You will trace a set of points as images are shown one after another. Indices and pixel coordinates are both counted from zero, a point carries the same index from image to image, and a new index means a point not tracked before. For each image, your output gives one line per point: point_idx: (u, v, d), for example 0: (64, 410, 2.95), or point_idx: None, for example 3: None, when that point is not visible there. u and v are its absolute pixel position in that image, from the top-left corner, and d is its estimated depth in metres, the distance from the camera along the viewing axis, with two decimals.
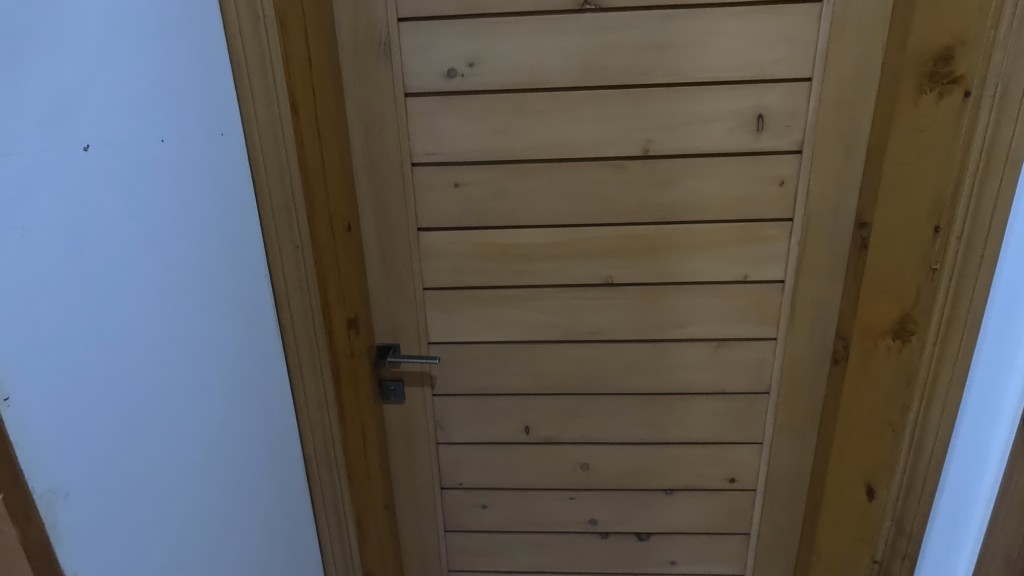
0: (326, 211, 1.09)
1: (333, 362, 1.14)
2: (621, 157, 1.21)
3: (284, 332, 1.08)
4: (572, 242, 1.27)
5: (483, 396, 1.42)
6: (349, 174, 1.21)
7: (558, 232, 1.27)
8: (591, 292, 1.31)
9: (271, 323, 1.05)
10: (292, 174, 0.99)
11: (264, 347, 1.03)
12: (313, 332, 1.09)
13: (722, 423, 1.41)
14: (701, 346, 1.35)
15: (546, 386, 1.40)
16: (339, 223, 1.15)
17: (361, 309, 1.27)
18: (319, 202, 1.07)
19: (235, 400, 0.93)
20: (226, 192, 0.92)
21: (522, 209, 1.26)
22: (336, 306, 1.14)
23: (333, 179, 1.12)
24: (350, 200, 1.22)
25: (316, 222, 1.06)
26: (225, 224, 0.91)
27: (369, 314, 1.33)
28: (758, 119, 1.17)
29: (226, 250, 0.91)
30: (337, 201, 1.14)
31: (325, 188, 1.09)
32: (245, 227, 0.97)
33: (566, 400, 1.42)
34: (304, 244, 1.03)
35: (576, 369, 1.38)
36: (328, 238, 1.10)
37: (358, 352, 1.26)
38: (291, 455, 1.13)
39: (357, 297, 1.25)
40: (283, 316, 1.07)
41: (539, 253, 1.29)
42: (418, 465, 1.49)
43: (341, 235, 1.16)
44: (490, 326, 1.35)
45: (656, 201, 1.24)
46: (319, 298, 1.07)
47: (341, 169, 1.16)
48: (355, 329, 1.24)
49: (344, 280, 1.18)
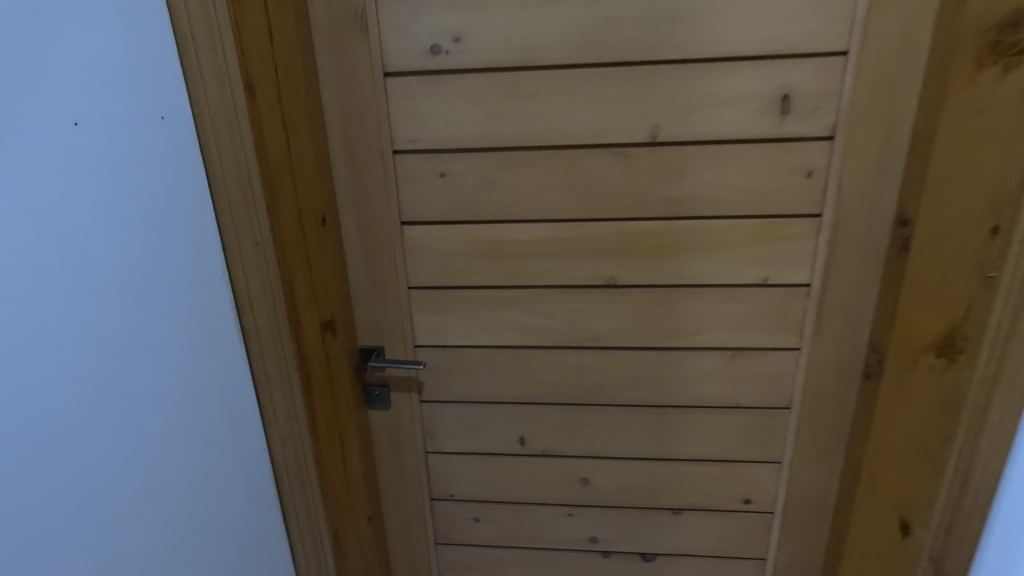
0: (294, 204, 0.99)
1: (304, 369, 1.04)
2: (625, 144, 1.08)
3: (248, 337, 0.98)
4: (571, 239, 1.15)
5: (475, 404, 1.32)
6: (324, 163, 1.11)
7: (554, 228, 1.14)
8: (591, 295, 1.19)
9: (232, 328, 0.96)
10: (250, 163, 0.89)
11: (223, 354, 0.94)
12: (279, 336, 0.99)
13: (736, 439, 1.28)
14: (714, 355, 1.21)
15: (543, 395, 1.29)
16: (310, 217, 1.04)
17: (340, 310, 1.17)
18: (285, 194, 0.96)
19: (181, 416, 0.84)
20: (171, 184, 0.82)
21: (514, 203, 1.13)
22: (308, 308, 1.04)
23: (302, 169, 1.02)
24: (326, 192, 1.11)
25: (280, 216, 0.95)
26: (169, 220, 0.81)
27: (350, 315, 1.23)
28: (784, 100, 1.02)
29: (171, 250, 0.82)
30: (309, 193, 1.04)
31: (292, 179, 0.98)
32: (196, 223, 0.87)
33: (565, 411, 1.30)
34: (266, 241, 0.93)
35: (576, 378, 1.26)
36: (296, 234, 1.00)
37: (336, 357, 1.16)
38: (258, 468, 1.05)
39: (335, 297, 1.15)
40: (245, 320, 0.97)
41: (534, 252, 1.16)
42: (407, 474, 1.40)
43: (313, 230, 1.05)
44: (481, 329, 1.24)
45: (665, 193, 1.10)
46: (285, 301, 0.98)
47: (313, 157, 1.06)
48: (332, 332, 1.14)
49: (318, 279, 1.08)
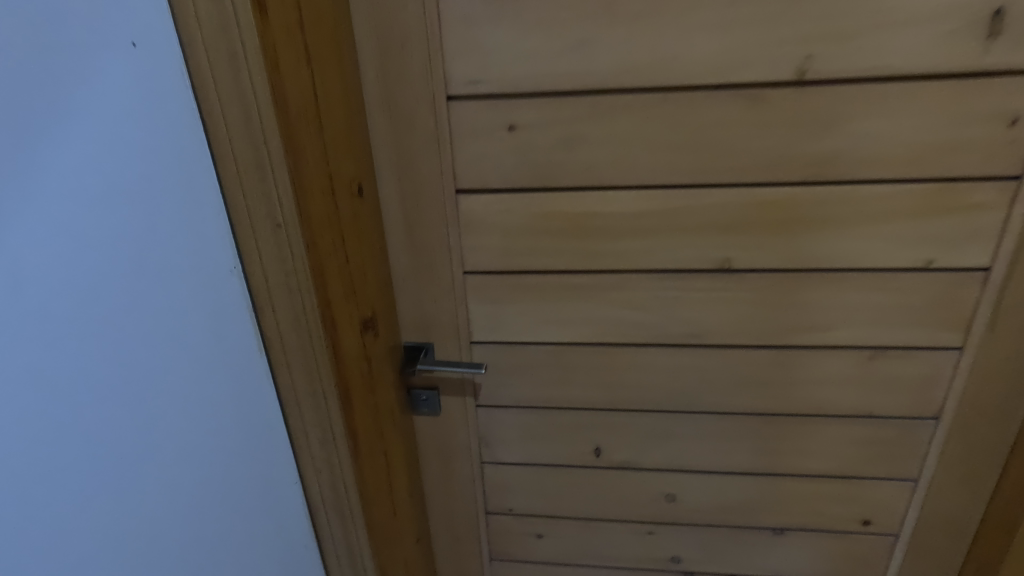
0: (323, 171, 0.73)
1: (343, 386, 0.81)
2: (760, 83, 0.80)
3: (270, 347, 0.76)
4: (675, 212, 0.89)
5: (542, 410, 1.09)
6: (356, 114, 0.84)
7: (655, 197, 0.88)
8: (697, 282, 0.94)
9: (250, 338, 0.73)
10: (262, 116, 0.64)
11: (242, 372, 0.72)
12: (310, 346, 0.76)
13: (862, 454, 1.05)
14: (848, 356, 0.97)
15: (626, 401, 1.06)
16: (343, 187, 0.79)
17: (381, 304, 0.93)
18: (313, 159, 0.71)
19: (189, 462, 0.64)
20: (160, 146, 0.58)
21: (604, 165, 0.87)
22: (345, 308, 0.80)
23: (330, 122, 0.75)
24: (361, 154, 0.85)
25: (308, 188, 0.70)
26: (159, 199, 0.58)
27: (391, 308, 0.99)
28: (995, 17, 0.73)
29: (165, 243, 0.59)
30: (342, 155, 0.78)
31: (320, 137, 0.73)
32: (196, 201, 0.63)
33: (651, 419, 1.07)
34: (289, 224, 0.69)
35: (669, 382, 1.03)
36: (328, 212, 0.75)
37: (378, 363, 0.93)
38: (288, 503, 0.84)
39: (376, 288, 0.91)
40: (266, 327, 0.74)
41: (625, 228, 0.91)
42: (458, 487, 1.19)
43: (348, 204, 0.80)
44: (554, 323, 1.00)
45: (808, 150, 0.83)
46: (316, 301, 0.73)
47: (343, 107, 0.80)
48: (373, 333, 0.91)
49: (356, 268, 0.83)
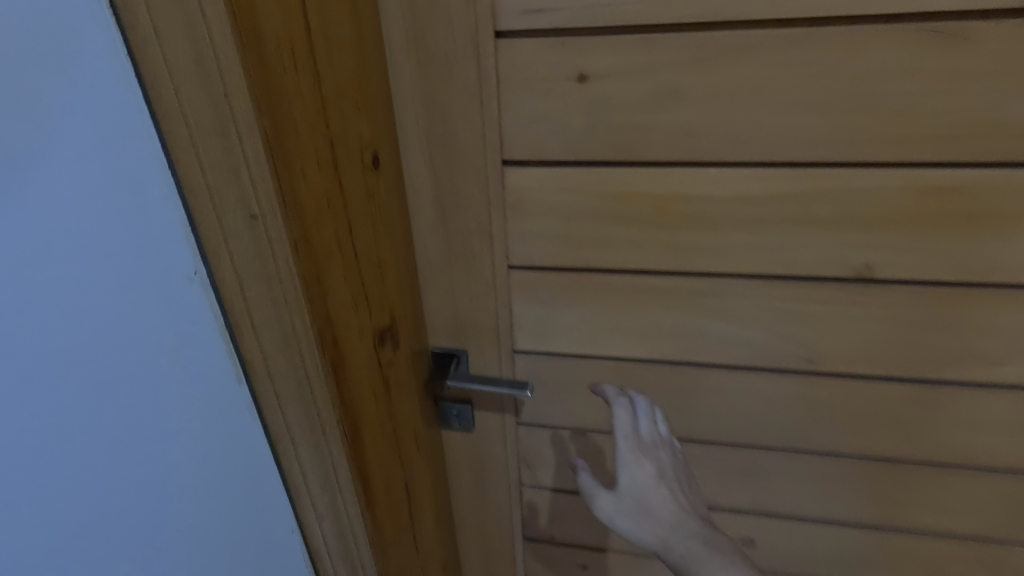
0: (320, 138, 0.51)
1: (350, 424, 0.62)
2: (957, 13, 0.54)
3: (252, 375, 0.57)
4: (802, 198, 0.65)
5: (598, 434, 0.89)
6: (371, 56, 0.61)
7: (776, 178, 0.64)
8: (820, 293, 0.70)
9: (227, 367, 0.55)
10: (220, 55, 0.42)
11: (214, 413, 0.55)
12: (304, 374, 0.56)
13: (1013, 514, 0.82)
14: (1018, 396, 0.72)
15: (705, 431, 0.85)
16: (351, 158, 0.57)
17: (401, 307, 0.73)
18: (301, 119, 0.49)
19: (119, 540, 0.48)
20: (60, 104, 0.38)
21: (708, 132, 0.63)
22: (354, 321, 0.60)
23: (329, 66, 0.53)
24: (377, 113, 0.63)
25: (296, 163, 0.48)
26: (56, 186, 0.39)
27: (416, 309, 0.79)
28: None
29: (69, 249, 0.41)
30: (347, 114, 0.56)
31: (314, 87, 0.50)
32: (132, 187, 0.44)
33: (736, 454, 0.86)
34: (268, 216, 0.48)
35: (764, 413, 0.81)
36: (327, 194, 0.53)
37: (398, 381, 0.74)
38: (283, 557, 0.68)
39: (396, 288, 0.71)
40: (245, 352, 0.55)
41: (729, 219, 0.67)
42: (492, 511, 1.01)
43: (356, 182, 0.58)
44: (621, 334, 0.79)
45: (1015, 115, 0.57)
46: (311, 317, 0.53)
47: (351, 45, 0.57)
48: (392, 346, 0.71)
49: (368, 267, 0.63)
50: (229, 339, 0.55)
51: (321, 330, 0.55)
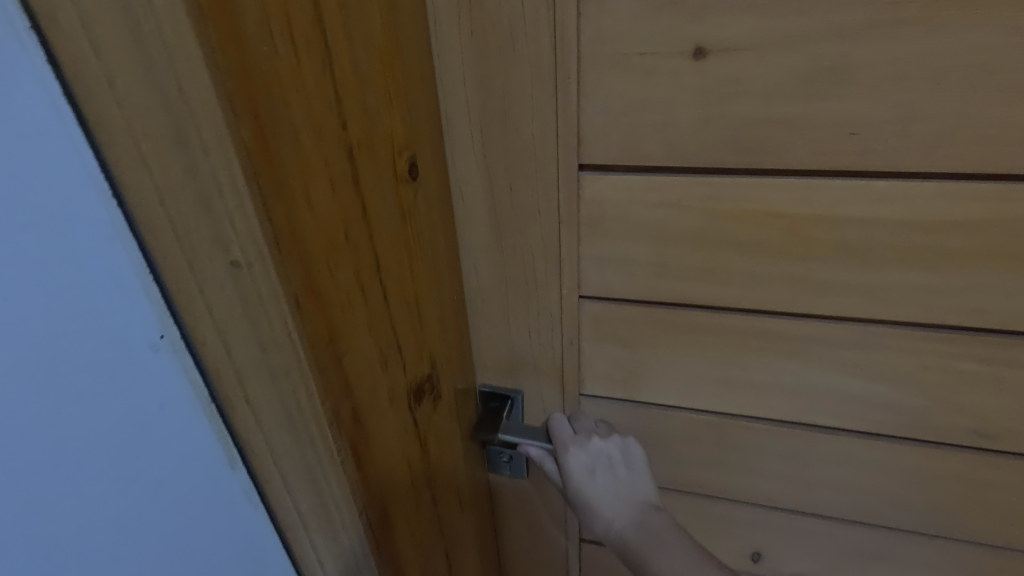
0: (330, 146, 0.37)
1: (377, 512, 0.48)
2: None
3: (258, 474, 0.40)
4: (1013, 226, 0.45)
5: (679, 495, 0.72)
6: (409, 27, 0.45)
7: (977, 197, 0.45)
8: (1013, 351, 0.51)
9: (215, 451, 0.38)
10: (163, 28, 0.26)
11: (200, 516, 0.38)
12: (316, 466, 0.41)
13: None
14: None
15: (819, 504, 0.67)
16: (379, 169, 0.42)
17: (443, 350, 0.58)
18: (298, 121, 0.34)
19: None
20: None
21: (881, 130, 0.44)
22: (380, 380, 0.46)
23: (347, 43, 0.37)
24: (414, 101, 0.46)
25: (290, 187, 0.34)
26: None
27: (461, 345, 0.63)
28: None
29: None
30: (374, 108, 0.41)
31: (321, 75, 0.35)
32: (30, 214, 0.27)
33: (859, 534, 0.68)
34: (256, 264, 0.33)
35: (905, 492, 0.62)
36: (343, 223, 0.39)
37: (438, 438, 0.59)
38: None
39: (436, 326, 0.55)
40: (243, 437, 0.38)
41: (892, 248, 0.49)
42: (544, 567, 0.86)
43: (385, 200, 0.43)
44: (722, 384, 0.62)
45: None
46: (323, 392, 0.39)
47: (380, 12, 0.40)
48: (431, 399, 0.56)
49: (401, 309, 0.48)
50: (220, 421, 0.37)
51: (335, 406, 0.41)
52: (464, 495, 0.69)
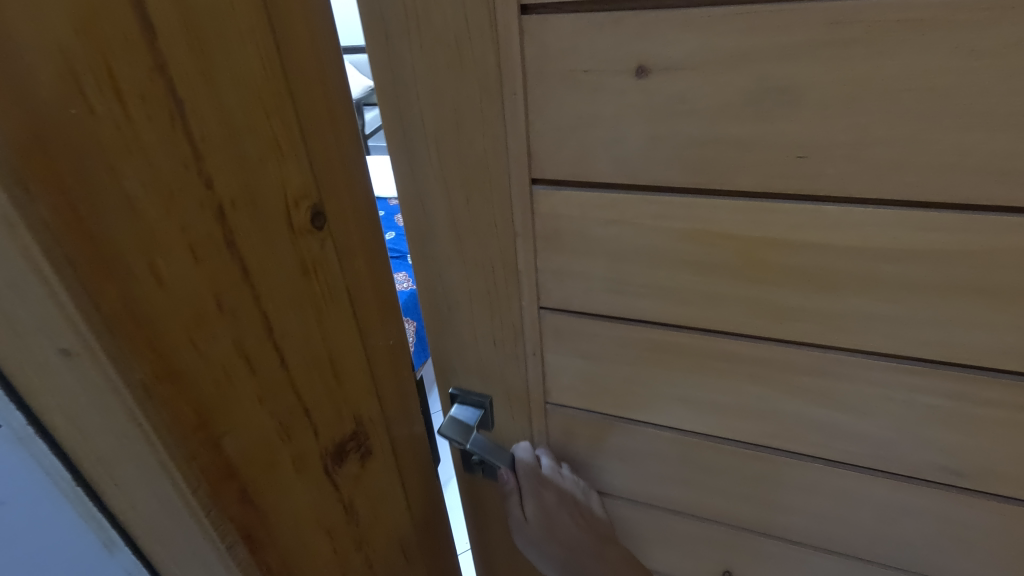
0: (182, 210, 0.33)
1: None
2: None
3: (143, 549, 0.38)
4: (978, 259, 0.42)
5: (648, 509, 0.72)
6: (305, 60, 0.40)
7: (937, 226, 0.42)
8: (984, 388, 0.47)
9: (87, 533, 0.37)
10: None
11: None
12: (197, 549, 0.38)
13: None
14: None
15: (789, 531, 0.65)
16: (262, 230, 0.39)
17: (382, 401, 0.54)
18: (132, 188, 0.31)
19: None
20: None
21: (832, 153, 0.42)
22: (283, 450, 0.43)
23: (206, 90, 0.34)
24: (315, 145, 0.42)
25: (124, 262, 0.31)
26: None
27: (405, 396, 0.58)
28: None
29: None
30: (258, 165, 0.38)
31: (165, 134, 0.32)
32: None
33: (831, 564, 0.65)
34: (86, 349, 0.30)
35: (876, 524, 0.60)
36: (212, 294, 0.36)
37: (378, 497, 0.56)
38: None
39: (368, 383, 0.52)
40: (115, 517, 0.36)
41: (851, 276, 0.46)
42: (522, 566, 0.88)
43: (270, 262, 0.40)
44: (685, 402, 0.60)
45: None
46: (195, 477, 0.36)
47: (263, 53, 0.37)
48: (360, 459, 0.52)
49: (310, 375, 0.44)
50: (90, 509, 0.36)
51: (217, 489, 0.37)
52: (432, 525, 0.68)
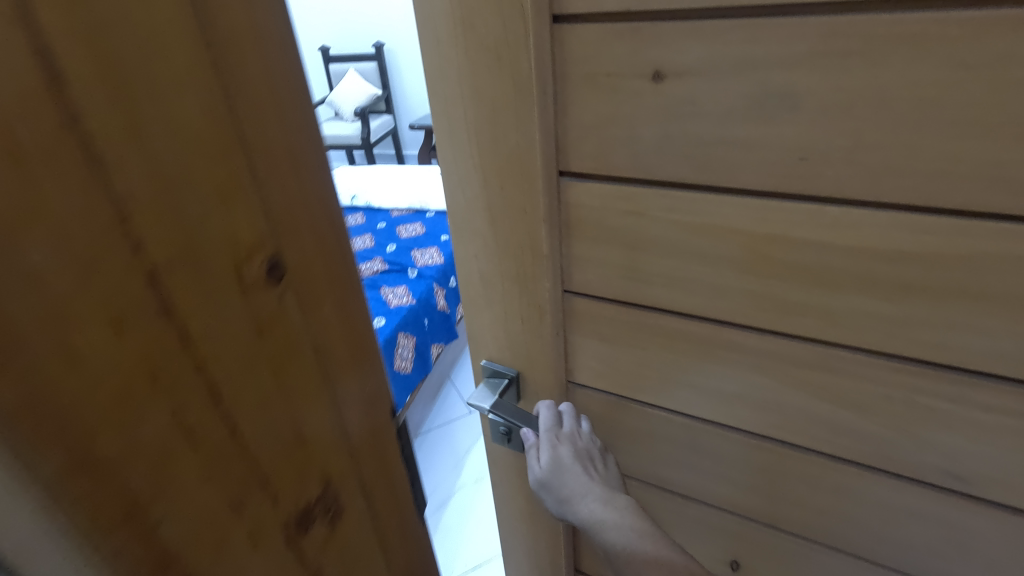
0: (116, 279, 0.19)
1: None
2: None
3: None
4: (973, 263, 0.44)
5: (658, 493, 0.76)
6: (245, 38, 0.23)
7: (933, 230, 0.44)
8: (983, 393, 0.49)
9: None
10: None
11: None
12: None
13: None
14: None
15: (793, 523, 0.67)
16: (201, 293, 0.22)
17: (414, 474, 0.42)
18: (57, 255, 0.17)
19: None
20: None
21: (830, 157, 0.45)
22: None
23: (116, 98, 0.18)
24: (269, 174, 0.25)
25: (37, 360, 0.17)
26: None
27: (398, 492, 0.38)
28: None
29: None
30: (185, 191, 0.21)
31: (51, 182, 0.17)
32: None
33: (832, 561, 0.67)
34: None
35: (878, 524, 0.61)
36: (132, 417, 0.20)
37: None
38: None
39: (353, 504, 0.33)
40: None
41: (850, 275, 0.49)
42: (543, 531, 0.95)
43: (212, 342, 0.23)
44: (695, 389, 0.64)
45: None
46: None
47: (288, 52, 0.25)
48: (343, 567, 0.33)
49: (285, 482, 0.27)
50: None
51: None
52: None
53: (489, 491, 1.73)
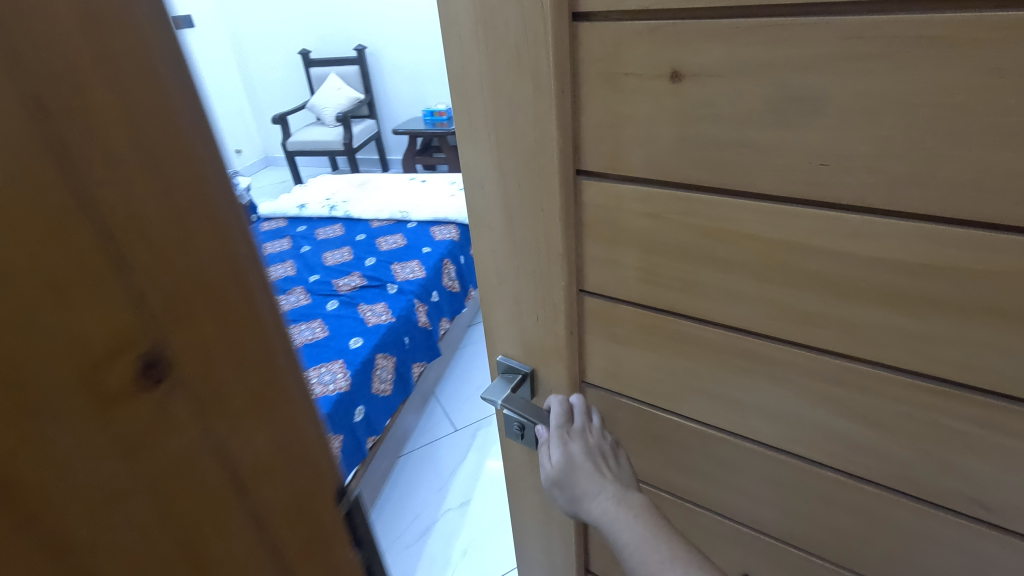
0: None
1: None
2: None
3: None
4: (1003, 280, 0.41)
5: (669, 498, 0.76)
6: (89, 104, 0.19)
7: (959, 243, 0.42)
8: (1010, 418, 0.46)
9: None
10: None
11: None
12: None
13: None
14: None
15: (807, 540, 0.65)
16: (31, 414, 0.19)
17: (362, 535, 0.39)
18: None
19: None
20: None
21: (851, 164, 0.43)
22: None
23: None
24: (140, 257, 0.21)
25: None
26: None
27: (333, 567, 0.35)
28: None
29: None
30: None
31: None
32: None
33: None
34: None
35: (895, 546, 0.59)
36: None
37: None
38: None
39: None
40: None
41: (870, 287, 0.47)
42: (555, 530, 0.95)
43: (57, 464, 0.20)
44: (708, 396, 0.63)
45: None
46: None
47: (166, 119, 0.21)
48: None
49: None
50: None
51: None
52: None
53: (466, 519, 1.73)
